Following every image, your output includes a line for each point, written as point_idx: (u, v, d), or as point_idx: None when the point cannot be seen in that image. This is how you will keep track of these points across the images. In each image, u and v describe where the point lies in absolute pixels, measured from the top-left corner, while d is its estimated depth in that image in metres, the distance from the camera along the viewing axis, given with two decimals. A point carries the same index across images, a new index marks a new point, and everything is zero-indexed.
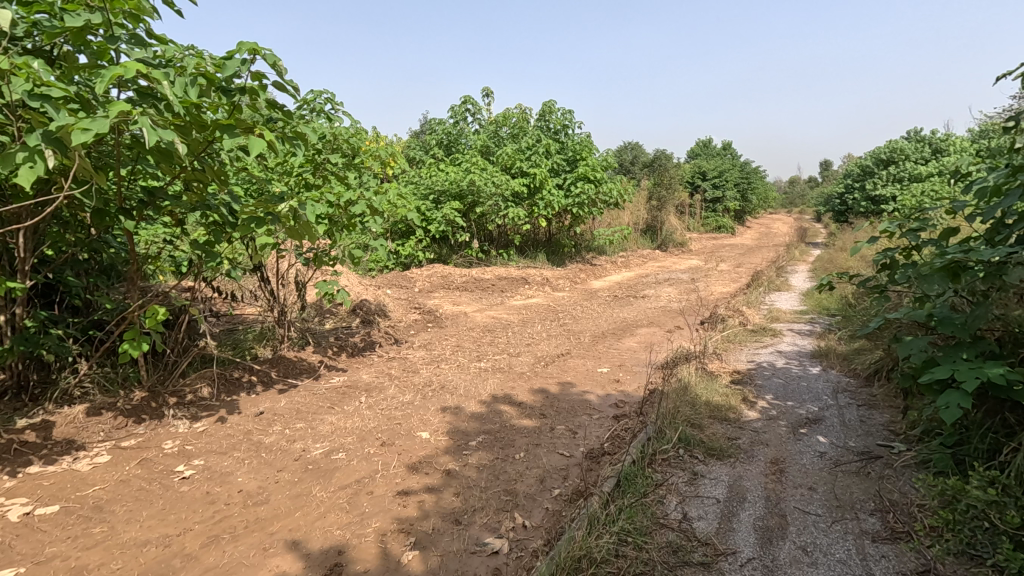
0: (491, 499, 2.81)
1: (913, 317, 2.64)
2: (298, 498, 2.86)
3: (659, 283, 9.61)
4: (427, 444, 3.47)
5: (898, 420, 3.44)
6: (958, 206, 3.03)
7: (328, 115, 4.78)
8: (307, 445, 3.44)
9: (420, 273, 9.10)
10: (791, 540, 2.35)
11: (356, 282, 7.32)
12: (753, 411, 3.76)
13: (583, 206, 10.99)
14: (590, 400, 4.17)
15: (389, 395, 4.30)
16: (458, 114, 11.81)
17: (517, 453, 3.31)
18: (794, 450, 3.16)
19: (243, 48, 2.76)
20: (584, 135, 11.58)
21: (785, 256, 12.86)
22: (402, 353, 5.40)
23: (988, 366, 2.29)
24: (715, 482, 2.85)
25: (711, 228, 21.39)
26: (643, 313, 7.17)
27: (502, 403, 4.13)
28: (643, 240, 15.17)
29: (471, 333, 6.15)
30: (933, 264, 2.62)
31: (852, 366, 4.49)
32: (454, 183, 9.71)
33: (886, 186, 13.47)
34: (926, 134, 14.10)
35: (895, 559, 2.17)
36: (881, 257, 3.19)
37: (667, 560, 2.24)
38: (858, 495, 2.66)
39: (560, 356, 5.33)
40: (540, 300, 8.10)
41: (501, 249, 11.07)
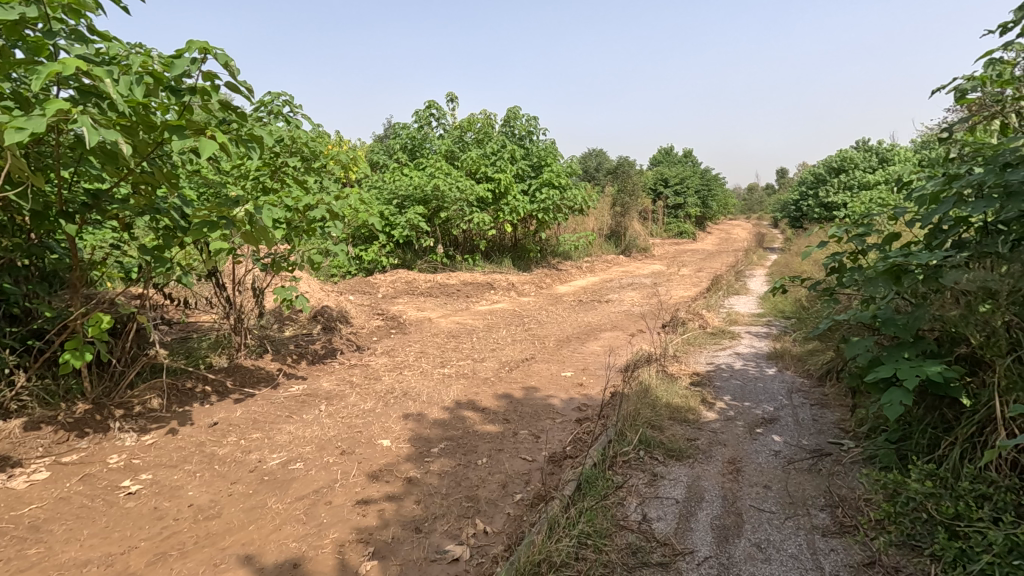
0: (452, 506, 2.79)
1: (860, 318, 2.76)
2: (252, 511, 2.76)
3: (623, 287, 9.75)
4: (388, 452, 3.42)
5: (847, 419, 3.57)
6: (899, 212, 3.17)
7: (287, 117, 4.68)
8: (264, 456, 3.34)
9: (384, 279, 8.98)
10: (746, 538, 2.40)
11: (316, 289, 7.17)
12: (712, 412, 3.84)
13: (547, 211, 11.08)
14: (554, 404, 4.19)
15: (349, 403, 4.21)
16: (422, 119, 11.74)
17: (479, 459, 3.29)
18: (750, 450, 3.25)
19: (193, 46, 2.67)
20: (548, 143, 11.69)
21: (744, 262, 13.22)
22: (364, 360, 5.31)
23: (927, 365, 2.41)
24: (675, 483, 2.89)
25: (673, 234, 21.89)
26: (607, 318, 7.27)
27: (465, 409, 4.10)
28: (607, 246, 15.33)
29: (435, 340, 6.09)
30: (876, 267, 2.76)
31: (805, 366, 4.64)
32: (418, 188, 9.64)
33: (837, 193, 13.96)
34: (874, 144, 14.68)
35: (844, 552, 2.24)
36: (830, 262, 3.33)
37: (626, 561, 2.26)
38: (810, 491, 2.74)
39: (525, 361, 5.33)
40: (505, 305, 8.10)
41: (467, 254, 11.06)
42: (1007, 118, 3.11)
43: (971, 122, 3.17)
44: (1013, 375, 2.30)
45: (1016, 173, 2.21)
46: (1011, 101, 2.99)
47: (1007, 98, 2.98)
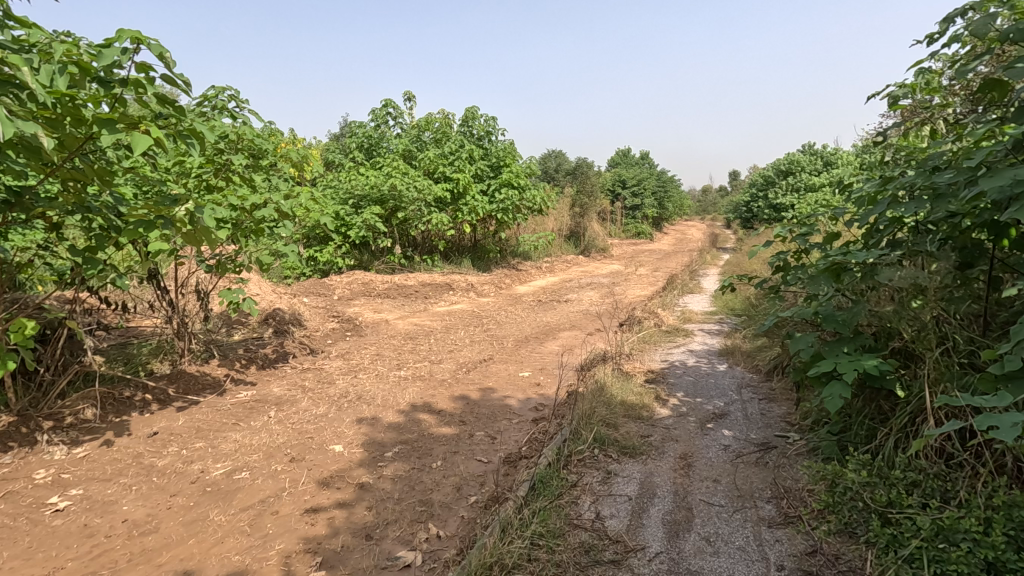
0: (405, 511, 2.73)
1: (802, 314, 2.86)
2: (192, 524, 2.63)
3: (581, 287, 9.84)
4: (340, 457, 3.33)
5: (793, 412, 3.69)
6: (840, 213, 3.30)
7: (232, 113, 4.51)
8: (207, 466, 3.19)
9: (340, 281, 8.79)
10: (695, 532, 2.45)
11: (267, 291, 6.94)
12: (665, 408, 3.91)
13: (506, 211, 11.10)
14: (511, 405, 4.18)
15: (300, 408, 4.08)
16: (379, 118, 11.55)
17: (434, 462, 3.25)
18: (701, 445, 3.31)
19: (123, 35, 2.51)
20: (507, 143, 11.70)
21: (698, 262, 13.59)
22: (318, 363, 5.16)
23: (864, 359, 2.52)
24: (628, 480, 2.92)
25: (631, 235, 22.32)
26: (565, 317, 7.32)
27: (421, 411, 4.04)
28: (566, 246, 15.47)
29: (392, 341, 6.00)
30: (818, 265, 2.86)
31: (755, 362, 4.78)
32: (375, 187, 9.47)
33: (786, 194, 14.50)
34: (820, 148, 15.29)
35: (788, 542, 2.30)
36: (775, 261, 3.43)
37: (579, 560, 2.26)
38: (757, 484, 2.82)
39: (482, 362, 5.30)
40: (464, 306, 8.05)
41: (425, 255, 10.94)
42: (935, 124, 3.29)
43: (903, 127, 3.34)
44: (942, 367, 2.42)
45: (943, 176, 2.32)
46: (938, 108, 3.17)
47: (935, 105, 3.16)
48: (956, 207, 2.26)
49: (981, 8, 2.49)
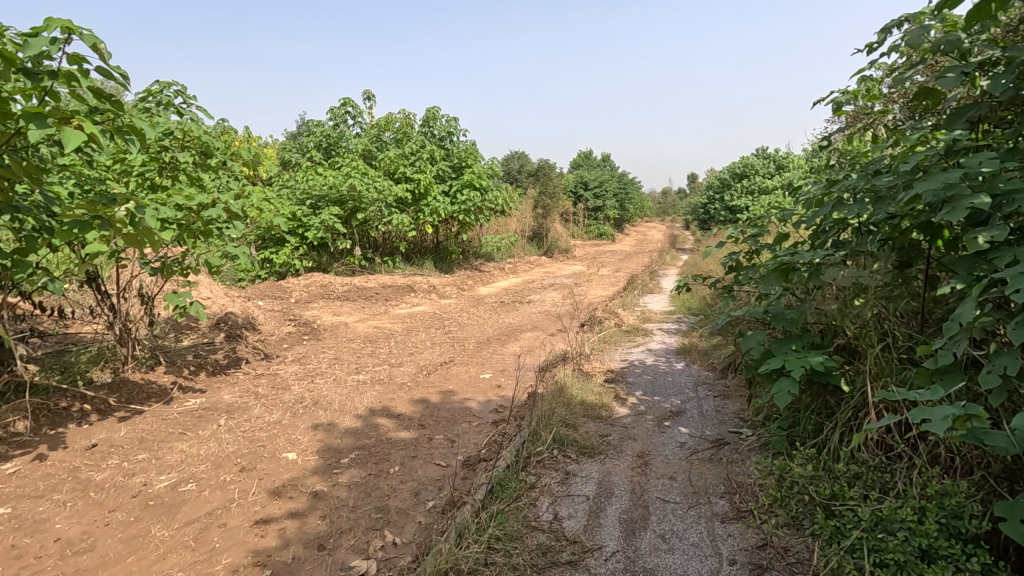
0: (360, 518, 2.67)
1: (752, 313, 2.94)
2: (132, 541, 2.50)
3: (544, 288, 9.90)
4: (294, 466, 3.23)
5: (746, 408, 3.79)
6: (789, 214, 3.39)
7: (178, 109, 4.32)
8: (150, 479, 3.04)
9: (297, 283, 8.56)
10: (651, 530, 2.47)
11: (219, 295, 6.70)
12: (624, 408, 3.95)
13: (468, 212, 11.05)
14: (471, 407, 4.15)
15: (252, 416, 3.94)
16: (337, 117, 11.32)
17: (391, 467, 3.19)
18: (658, 443, 3.36)
19: (52, 23, 2.36)
20: (469, 144, 11.65)
21: (658, 262, 13.90)
22: (272, 369, 5.00)
23: (811, 356, 2.61)
24: (586, 480, 2.94)
25: (593, 236, 22.62)
26: (527, 318, 7.34)
27: (380, 416, 3.96)
28: (530, 247, 15.55)
29: (350, 345, 5.87)
30: (768, 265, 2.94)
31: (710, 360, 4.89)
32: (333, 187, 9.27)
33: (741, 197, 14.96)
34: (773, 152, 15.83)
35: (739, 537, 2.35)
36: (728, 261, 3.51)
37: (536, 563, 2.25)
38: (711, 480, 2.87)
39: (443, 364, 5.26)
40: (425, 308, 7.98)
41: (386, 256, 10.80)
42: (876, 129, 3.44)
43: (847, 132, 3.46)
44: (882, 363, 2.52)
45: (882, 179, 2.41)
46: (878, 114, 3.31)
47: (876, 111, 3.28)
48: (895, 209, 2.35)
49: (916, 20, 2.60)
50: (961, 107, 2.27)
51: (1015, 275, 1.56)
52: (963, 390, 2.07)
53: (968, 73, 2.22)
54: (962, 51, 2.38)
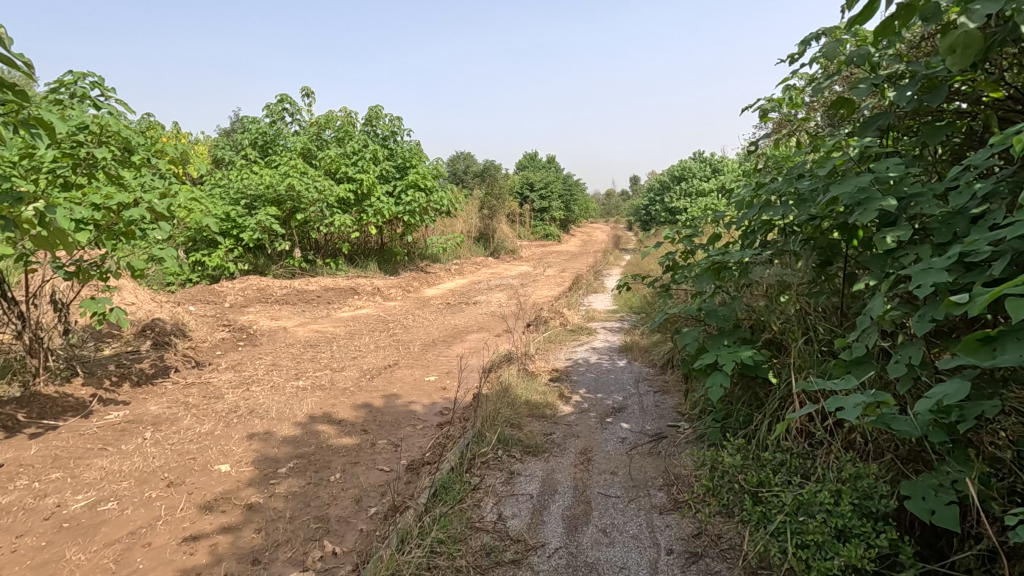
0: (298, 530, 2.58)
1: (688, 310, 3.05)
2: (43, 567, 2.32)
3: (491, 288, 9.92)
4: (227, 478, 3.08)
5: (683, 402, 3.93)
6: (721, 216, 3.55)
7: (94, 102, 4.04)
8: (64, 499, 2.82)
9: (232, 286, 8.18)
10: (593, 525, 2.52)
11: (144, 300, 6.31)
12: (568, 406, 4.01)
13: (413, 213, 10.92)
14: (415, 410, 4.10)
15: (182, 427, 3.74)
16: (274, 114, 10.91)
17: (332, 475, 3.10)
18: (600, 439, 3.43)
19: None
20: (413, 144, 11.51)
21: (602, 262, 14.22)
22: (204, 377, 4.76)
23: (741, 350, 2.74)
24: (530, 479, 2.96)
25: (539, 237, 22.87)
26: (473, 319, 7.33)
27: (320, 423, 3.85)
28: (476, 248, 15.54)
29: (290, 350, 5.67)
30: (701, 265, 3.07)
31: (651, 357, 5.05)
32: (270, 187, 8.91)
33: (679, 199, 15.52)
34: (709, 155, 16.51)
35: (676, 527, 2.45)
36: (666, 261, 3.63)
37: (479, 564, 2.25)
38: (650, 473, 2.96)
39: (387, 367, 5.17)
40: (369, 310, 7.81)
41: (328, 258, 10.51)
42: (799, 136, 3.64)
43: (773, 138, 3.65)
44: (805, 355, 2.68)
45: (804, 182, 2.56)
46: (801, 121, 3.50)
47: (798, 119, 3.47)
48: (815, 211, 2.49)
49: (831, 34, 2.78)
50: (872, 116, 2.43)
51: (917, 272, 1.68)
52: (874, 379, 2.23)
53: (878, 84, 2.38)
54: (872, 64, 2.55)
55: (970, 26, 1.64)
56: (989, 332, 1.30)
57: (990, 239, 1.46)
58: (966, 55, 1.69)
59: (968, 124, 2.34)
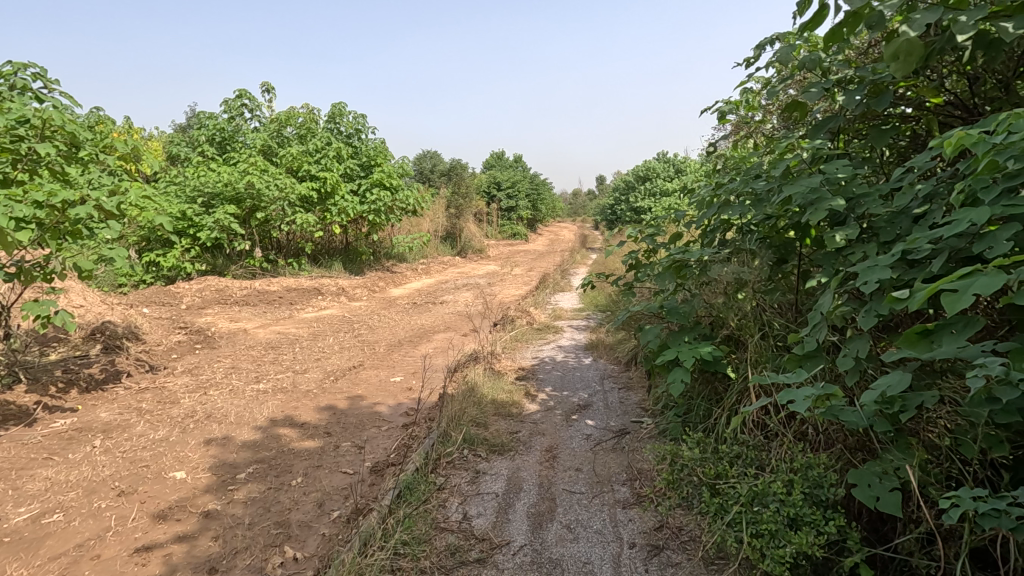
0: (257, 536, 2.52)
1: (650, 308, 3.11)
2: None
3: (458, 288, 9.89)
4: (183, 485, 2.98)
5: (647, 398, 4.00)
6: (682, 215, 3.62)
7: (37, 95, 3.84)
8: (4, 513, 2.68)
9: (189, 287, 7.91)
10: (558, 521, 2.54)
11: (94, 303, 6.04)
12: (534, 404, 4.03)
13: (379, 212, 10.79)
14: (380, 412, 4.05)
15: (134, 434, 3.60)
16: (233, 110, 10.61)
17: (293, 479, 3.03)
18: (565, 436, 3.46)
19: None
20: (378, 142, 11.37)
21: (569, 261, 14.36)
22: (159, 382, 4.59)
23: (700, 347, 2.80)
24: (496, 478, 2.96)
25: (506, 236, 22.90)
26: (440, 319, 7.29)
27: (282, 426, 3.76)
28: (443, 248, 15.47)
29: (250, 352, 5.53)
30: (663, 263, 3.13)
31: (616, 354, 5.12)
32: (229, 185, 8.66)
33: (644, 199, 15.80)
34: (672, 156, 16.84)
35: (638, 521, 2.50)
36: (629, 259, 3.68)
37: (444, 564, 2.24)
38: (614, 468, 3.01)
39: (352, 369, 5.09)
40: (334, 311, 7.68)
41: (291, 258, 10.28)
42: (756, 137, 3.74)
43: (731, 140, 3.74)
44: (761, 350, 2.77)
45: (760, 182, 2.62)
46: (758, 123, 3.60)
47: (755, 121, 3.57)
48: (771, 211, 2.56)
49: (785, 39, 2.86)
50: (824, 119, 2.51)
51: (863, 269, 1.75)
52: (824, 372, 2.32)
53: (828, 89, 2.46)
54: (823, 69, 2.64)
55: (911, 34, 1.73)
56: (926, 327, 1.36)
57: (929, 238, 1.53)
58: (908, 61, 1.77)
59: (912, 128, 2.45)
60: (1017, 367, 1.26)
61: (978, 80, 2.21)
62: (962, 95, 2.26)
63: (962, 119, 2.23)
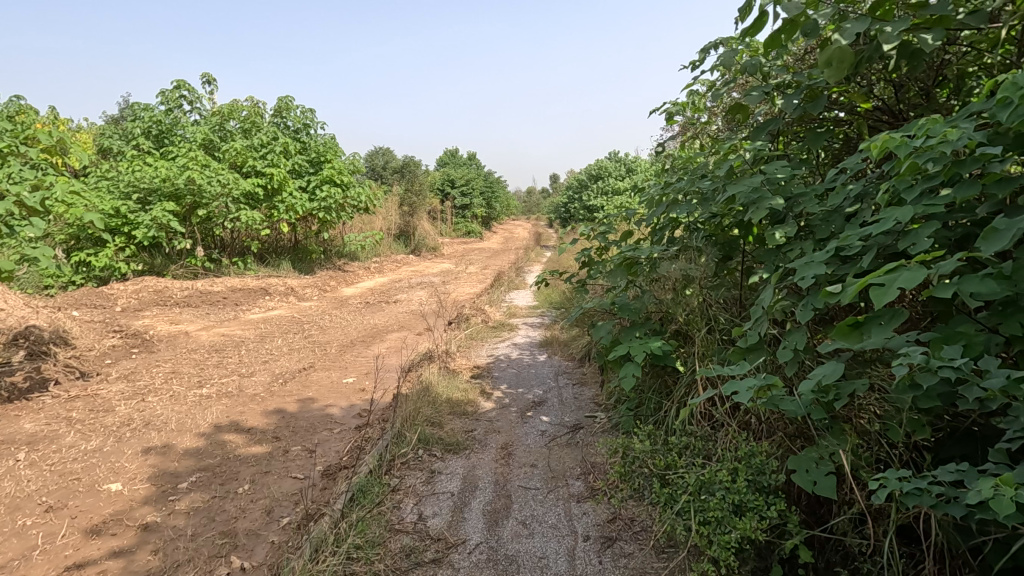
0: (201, 547, 2.41)
1: (602, 305, 3.16)
2: None
3: (412, 286, 9.78)
4: (119, 497, 2.82)
5: (600, 393, 4.08)
6: (632, 213, 3.69)
7: None
8: None
9: (124, 288, 7.47)
10: (513, 518, 2.55)
11: (16, 306, 5.62)
12: (489, 402, 4.03)
13: (329, 210, 10.53)
14: (332, 414, 3.95)
15: (64, 445, 3.37)
16: (170, 101, 10.09)
17: (240, 487, 2.92)
18: (520, 433, 3.48)
19: None
20: (328, 137, 11.09)
21: (523, 258, 14.46)
22: (92, 389, 4.32)
23: (651, 342, 2.88)
24: (451, 477, 2.95)
25: (461, 234, 22.80)
26: (394, 318, 7.19)
27: (227, 432, 3.62)
28: (396, 246, 15.26)
29: (192, 356, 5.28)
30: (614, 260, 3.19)
31: (570, 350, 5.18)
32: (167, 180, 8.24)
33: (597, 197, 16.07)
34: (623, 155, 17.21)
35: (592, 514, 2.54)
36: (581, 257, 3.72)
37: (398, 566, 2.21)
38: (568, 463, 3.05)
39: (302, 371, 4.95)
40: (282, 311, 7.44)
41: (236, 257, 9.89)
42: (702, 138, 3.86)
43: (678, 140, 3.85)
44: (708, 344, 2.87)
45: (706, 181, 2.71)
46: (703, 125, 3.72)
47: (700, 122, 3.68)
48: (716, 209, 2.64)
49: (727, 44, 2.97)
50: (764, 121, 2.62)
51: (800, 265, 1.83)
52: (766, 364, 2.42)
53: (768, 93, 2.56)
54: (763, 74, 2.75)
55: (842, 42, 1.83)
56: (857, 319, 1.45)
57: (860, 235, 1.62)
58: (840, 68, 1.86)
59: (845, 132, 2.59)
60: (938, 355, 1.36)
61: (903, 87, 2.36)
62: (889, 100, 2.41)
63: (889, 124, 2.36)
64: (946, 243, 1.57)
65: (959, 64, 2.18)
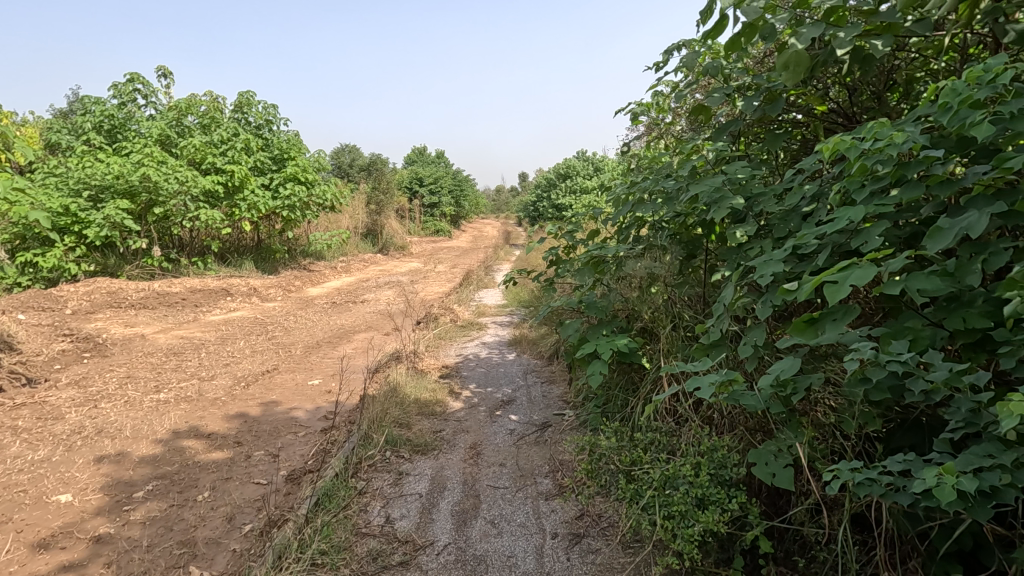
0: (158, 558, 2.33)
1: (569, 303, 3.18)
2: None
3: (379, 286, 9.66)
4: (68, 509, 2.70)
5: (568, 391, 4.11)
6: (599, 212, 3.73)
7: None
8: None
9: (74, 290, 7.14)
10: (482, 517, 2.55)
11: None
12: (457, 401, 4.01)
13: (293, 208, 10.31)
14: (297, 417, 3.87)
15: (8, 456, 3.21)
16: (123, 95, 9.70)
17: (200, 494, 2.83)
18: (489, 432, 3.48)
19: None
20: (291, 134, 10.85)
21: (492, 257, 14.46)
22: (40, 396, 4.12)
23: (617, 339, 2.91)
24: (419, 478, 2.92)
25: (430, 232, 22.64)
26: (360, 318, 7.09)
27: (186, 438, 3.50)
28: (363, 245, 15.04)
29: (149, 360, 5.09)
30: (581, 259, 3.22)
31: (538, 348, 5.20)
32: (121, 177, 7.92)
33: (565, 196, 16.18)
34: (590, 154, 17.37)
35: (561, 511, 2.56)
36: (549, 256, 3.74)
37: (365, 570, 2.18)
38: (537, 461, 3.06)
39: (265, 373, 4.83)
40: (245, 312, 7.25)
41: (195, 256, 9.58)
42: (666, 138, 3.92)
43: (643, 140, 3.90)
44: (672, 342, 2.92)
45: (670, 181, 2.75)
46: (667, 125, 3.78)
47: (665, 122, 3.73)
48: (680, 209, 2.69)
49: (690, 45, 3.02)
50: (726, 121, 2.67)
51: (760, 263, 1.88)
52: (728, 360, 2.48)
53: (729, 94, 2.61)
54: (725, 76, 2.80)
55: (799, 46, 1.88)
56: (812, 315, 1.49)
57: (815, 234, 1.67)
58: (796, 72, 1.92)
59: (802, 133, 2.66)
60: (886, 350, 1.41)
61: (855, 91, 2.45)
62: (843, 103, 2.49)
63: (843, 126, 2.44)
64: (896, 243, 1.63)
65: (907, 69, 2.27)
